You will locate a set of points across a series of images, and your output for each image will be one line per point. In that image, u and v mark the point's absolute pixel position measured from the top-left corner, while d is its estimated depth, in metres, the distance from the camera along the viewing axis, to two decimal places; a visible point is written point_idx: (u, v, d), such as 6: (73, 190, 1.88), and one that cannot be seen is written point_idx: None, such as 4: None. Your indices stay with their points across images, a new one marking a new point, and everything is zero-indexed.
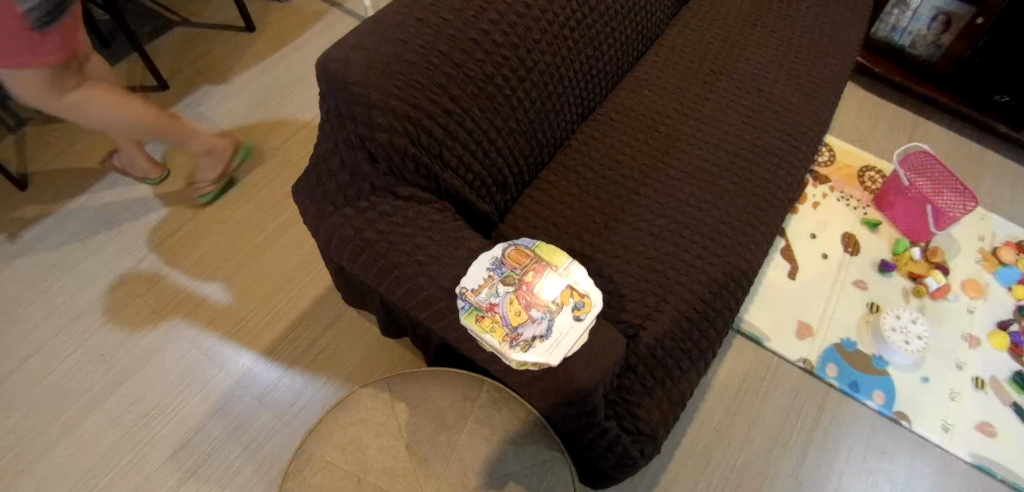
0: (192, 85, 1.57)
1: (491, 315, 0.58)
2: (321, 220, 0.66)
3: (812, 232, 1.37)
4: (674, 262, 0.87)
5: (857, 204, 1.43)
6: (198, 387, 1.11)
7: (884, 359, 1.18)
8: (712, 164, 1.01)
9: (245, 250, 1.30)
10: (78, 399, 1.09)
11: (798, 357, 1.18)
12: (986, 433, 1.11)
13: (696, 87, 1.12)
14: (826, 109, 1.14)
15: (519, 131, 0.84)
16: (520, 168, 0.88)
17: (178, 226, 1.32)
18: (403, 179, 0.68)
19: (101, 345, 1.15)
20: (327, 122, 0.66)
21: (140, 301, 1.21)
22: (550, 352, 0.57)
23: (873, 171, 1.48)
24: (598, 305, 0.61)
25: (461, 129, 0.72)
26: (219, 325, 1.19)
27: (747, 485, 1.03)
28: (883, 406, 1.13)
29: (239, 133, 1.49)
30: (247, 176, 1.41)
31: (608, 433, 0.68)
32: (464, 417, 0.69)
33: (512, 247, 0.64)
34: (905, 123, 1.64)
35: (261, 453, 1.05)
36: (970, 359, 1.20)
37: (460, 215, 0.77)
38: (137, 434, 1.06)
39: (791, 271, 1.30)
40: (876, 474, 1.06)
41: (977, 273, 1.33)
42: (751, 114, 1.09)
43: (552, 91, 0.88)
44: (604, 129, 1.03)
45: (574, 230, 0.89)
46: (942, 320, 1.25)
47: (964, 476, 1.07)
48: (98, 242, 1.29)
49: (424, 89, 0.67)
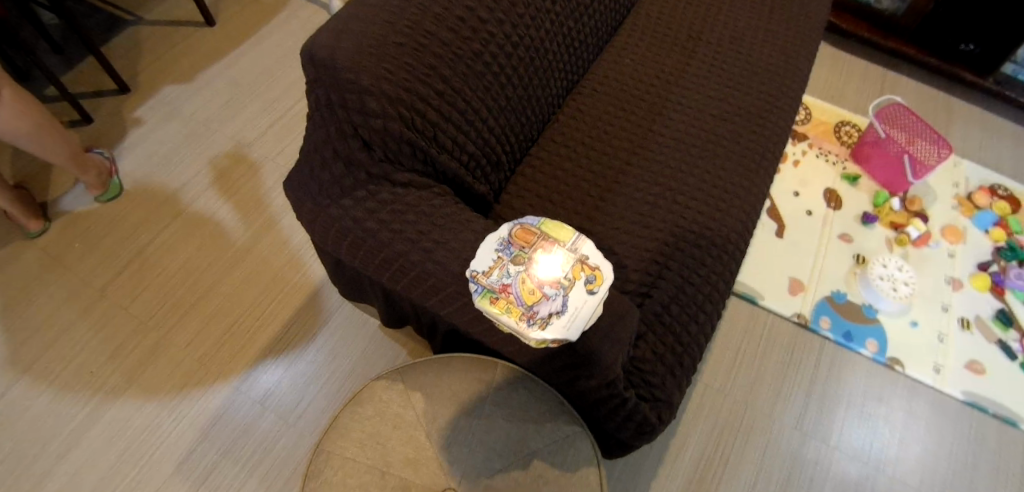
0: (155, 86, 1.50)
1: (505, 296, 0.57)
2: (318, 214, 0.64)
3: (796, 190, 1.39)
4: (673, 229, 0.87)
5: (837, 159, 1.45)
6: (196, 397, 1.09)
7: (874, 308, 1.22)
8: (700, 129, 1.01)
9: (229, 252, 1.26)
10: (72, 419, 1.05)
11: (792, 313, 1.20)
12: (976, 372, 1.16)
13: (677, 53, 1.11)
14: (804, 67, 1.15)
15: (509, 108, 0.82)
16: (511, 146, 0.87)
17: (157, 233, 1.27)
18: (400, 164, 0.66)
19: (89, 362, 1.11)
20: (315, 111, 0.64)
21: (125, 313, 1.17)
22: (568, 327, 0.56)
23: (850, 126, 1.51)
24: (609, 277, 0.60)
25: (453, 110, 0.70)
26: (211, 331, 1.16)
27: (753, 440, 1.06)
28: (877, 354, 1.17)
29: (211, 133, 1.43)
30: (224, 177, 1.36)
31: (626, 404, 0.68)
32: (482, 400, 0.68)
33: (518, 226, 0.64)
34: (876, 77, 1.66)
35: (269, 458, 1.03)
36: (955, 302, 1.25)
37: (458, 197, 0.75)
38: (138, 450, 1.03)
39: (778, 230, 1.33)
40: (874, 419, 1.10)
41: (956, 218, 1.37)
42: (732, 77, 1.09)
43: (539, 67, 0.87)
44: (589, 101, 1.02)
45: (570, 205, 0.88)
46: (926, 266, 1.29)
47: (957, 414, 1.12)
48: (73, 256, 1.23)
49: (414, 71, 0.65)
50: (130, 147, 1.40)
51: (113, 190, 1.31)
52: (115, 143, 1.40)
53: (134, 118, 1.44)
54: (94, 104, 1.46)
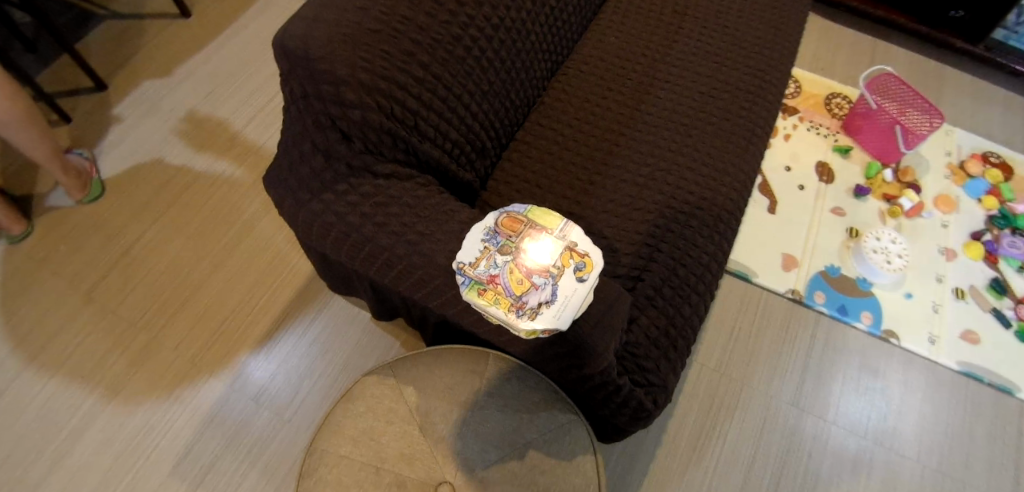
0: (133, 82, 1.46)
1: (493, 287, 0.56)
2: (299, 209, 0.62)
3: (787, 165, 1.38)
4: (664, 210, 0.86)
5: (828, 132, 1.44)
6: (190, 397, 1.08)
7: (868, 280, 1.22)
8: (689, 107, 0.99)
9: (216, 250, 1.24)
10: (65, 425, 1.04)
11: (787, 289, 1.20)
12: (971, 341, 1.16)
13: (663, 29, 1.08)
14: (793, 40, 1.12)
15: (492, 92, 0.80)
16: (496, 131, 0.85)
17: (142, 233, 1.25)
18: (381, 155, 0.63)
19: (79, 367, 1.10)
20: (291, 104, 0.62)
21: (113, 316, 1.15)
22: (558, 316, 0.55)
23: (840, 98, 1.49)
24: (599, 263, 0.59)
25: (434, 97, 0.68)
26: (201, 330, 1.15)
27: (751, 417, 1.07)
28: (871, 326, 1.17)
29: (192, 128, 1.40)
30: (207, 173, 1.34)
31: (622, 390, 0.67)
32: (475, 392, 0.68)
33: (504, 214, 0.62)
34: (865, 47, 1.64)
35: (266, 454, 1.03)
36: (949, 272, 1.25)
37: (443, 187, 0.73)
38: (134, 452, 1.02)
39: (771, 206, 1.32)
40: (870, 392, 1.11)
41: (948, 187, 1.36)
42: (719, 53, 1.06)
43: (521, 48, 0.84)
44: (575, 82, 1.00)
45: (558, 189, 0.87)
46: (919, 237, 1.29)
47: (953, 384, 1.13)
48: (57, 260, 1.21)
49: (392, 58, 0.62)
50: (109, 145, 1.37)
51: (95, 189, 1.28)
52: (93, 142, 1.36)
53: (112, 116, 1.41)
54: (71, 102, 1.42)
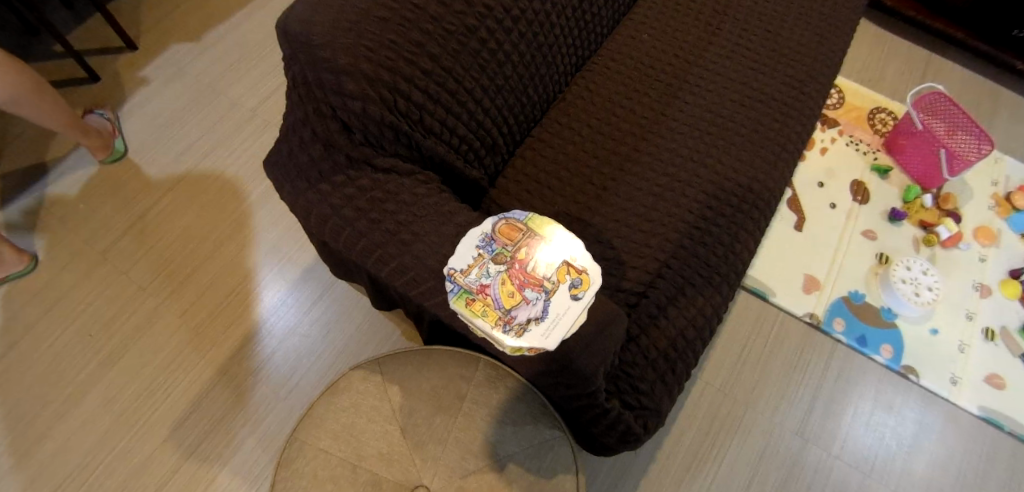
0: (162, 45, 1.46)
1: (482, 298, 0.54)
2: (296, 197, 0.60)
3: (820, 181, 1.31)
4: (678, 224, 0.82)
5: (868, 149, 1.36)
6: (190, 366, 1.09)
7: (892, 311, 1.16)
8: (717, 115, 0.94)
9: (228, 221, 1.24)
10: (71, 381, 1.07)
11: (805, 312, 1.15)
12: (995, 386, 1.10)
13: (699, 29, 1.02)
14: (839, 50, 1.05)
15: (508, 87, 0.76)
16: (510, 127, 0.82)
17: (158, 198, 1.26)
18: (381, 148, 0.62)
19: (88, 325, 1.12)
20: (293, 89, 0.60)
21: (124, 278, 1.17)
22: (546, 335, 0.53)
23: (885, 113, 1.40)
24: (597, 281, 0.57)
25: (443, 90, 0.66)
26: (207, 300, 1.16)
27: (751, 442, 1.03)
28: (891, 360, 1.11)
29: (215, 95, 1.40)
30: (226, 142, 1.34)
31: (610, 413, 0.64)
32: (460, 398, 0.66)
33: (502, 220, 0.60)
34: (919, 60, 1.54)
35: (260, 430, 1.04)
36: (980, 309, 1.18)
37: (447, 183, 0.71)
38: (133, 416, 1.05)
39: (798, 223, 1.26)
40: (882, 428, 1.06)
41: (990, 219, 1.28)
42: (757, 58, 1.00)
43: (543, 42, 0.80)
44: (600, 79, 0.95)
45: (569, 193, 0.83)
46: (953, 269, 1.22)
47: (972, 429, 1.07)
48: (76, 218, 1.23)
49: (399, 49, 0.60)
50: (134, 108, 1.38)
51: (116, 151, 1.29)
52: (119, 103, 1.38)
53: (140, 78, 1.41)
54: (101, 61, 1.43)
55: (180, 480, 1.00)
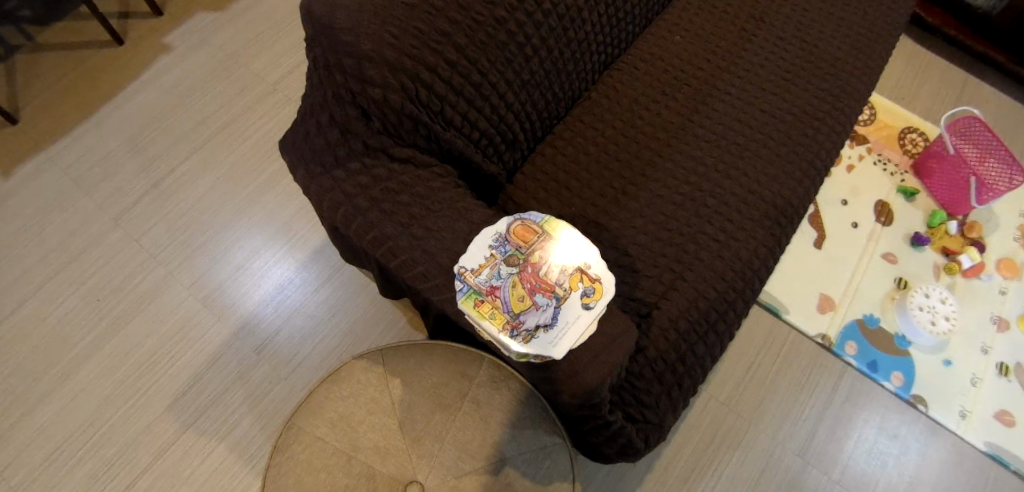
0: (187, 11, 1.45)
1: (491, 300, 0.53)
2: (310, 182, 0.59)
3: (844, 199, 1.28)
4: (696, 235, 0.80)
5: (896, 169, 1.32)
6: (196, 337, 1.10)
7: (907, 339, 1.13)
8: (745, 125, 0.91)
9: (241, 195, 1.24)
10: (77, 344, 1.08)
11: (817, 333, 1.13)
12: (1005, 423, 1.08)
13: (734, 34, 0.99)
14: (876, 66, 1.01)
15: (534, 82, 0.75)
16: (532, 124, 0.80)
17: (173, 167, 1.26)
18: (400, 139, 0.60)
19: (97, 289, 1.13)
20: (313, 71, 0.59)
21: (136, 245, 1.18)
22: (554, 344, 0.52)
23: (916, 134, 1.37)
24: (609, 292, 0.56)
25: (466, 82, 0.64)
26: (217, 272, 1.16)
27: (749, 459, 1.02)
28: (900, 388, 1.09)
29: (237, 67, 1.39)
30: (245, 115, 1.33)
31: (612, 425, 0.63)
32: (462, 396, 0.65)
33: (518, 221, 0.58)
34: (956, 81, 1.49)
35: (259, 407, 1.04)
36: (996, 344, 1.15)
37: (464, 177, 0.70)
38: (135, 383, 1.05)
39: (817, 241, 1.23)
40: (884, 457, 1.04)
41: (1015, 251, 1.25)
42: (790, 69, 0.97)
43: (573, 38, 0.78)
44: (628, 80, 0.93)
45: (588, 195, 0.81)
46: (973, 300, 1.19)
47: (976, 465, 1.05)
48: (91, 182, 1.23)
49: (424, 37, 0.58)
50: (154, 74, 1.37)
51: None
52: (140, 68, 1.37)
53: (163, 45, 1.40)
54: (125, 24, 1.42)
55: (176, 452, 1.00)
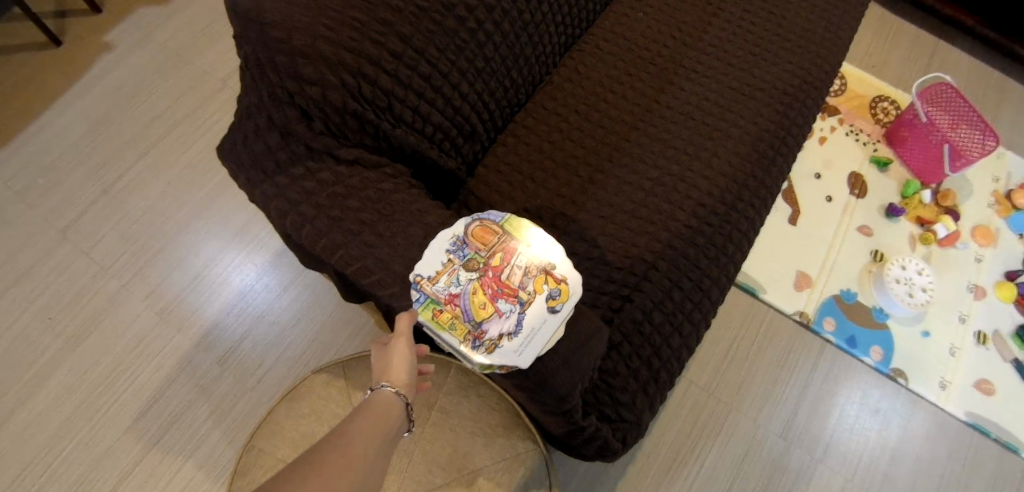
0: (127, 6, 1.36)
1: (451, 309, 0.50)
2: (252, 190, 0.54)
3: (818, 172, 1.27)
4: (668, 222, 0.77)
5: (868, 139, 1.31)
6: (155, 352, 1.05)
7: (884, 311, 1.13)
8: (715, 104, 0.88)
9: (196, 200, 1.18)
10: (31, 366, 1.02)
11: (795, 311, 1.12)
12: (984, 392, 1.09)
13: (700, 9, 0.96)
14: (847, 35, 0.98)
15: (490, 69, 0.70)
16: (491, 114, 0.76)
17: (123, 173, 1.19)
18: (345, 138, 0.56)
19: (48, 307, 1.07)
20: (247, 70, 0.54)
21: (87, 259, 1.11)
22: (520, 352, 0.49)
23: (887, 103, 1.35)
24: (576, 293, 0.53)
25: (415, 75, 0.59)
26: (173, 282, 1.10)
27: (733, 441, 1.01)
28: (880, 363, 1.09)
29: (185, 64, 1.31)
30: (196, 115, 1.26)
31: (587, 429, 0.60)
32: (429, 406, 0.63)
33: (477, 222, 0.55)
34: (924, 47, 1.47)
35: (226, 421, 1.00)
36: (973, 312, 1.15)
37: (419, 176, 0.66)
38: (93, 404, 1.00)
39: (793, 217, 1.21)
40: (867, 432, 1.04)
41: (989, 218, 1.25)
42: (758, 43, 0.94)
43: (529, 20, 0.73)
44: (591, 61, 0.89)
45: (553, 186, 0.78)
46: (948, 269, 1.19)
47: (958, 435, 1.05)
48: (35, 194, 1.16)
49: (364, 28, 0.54)
50: (96, 75, 1.28)
51: None
52: (80, 69, 1.28)
53: (104, 43, 1.32)
54: (63, 23, 1.33)
55: (142, 472, 0.96)
